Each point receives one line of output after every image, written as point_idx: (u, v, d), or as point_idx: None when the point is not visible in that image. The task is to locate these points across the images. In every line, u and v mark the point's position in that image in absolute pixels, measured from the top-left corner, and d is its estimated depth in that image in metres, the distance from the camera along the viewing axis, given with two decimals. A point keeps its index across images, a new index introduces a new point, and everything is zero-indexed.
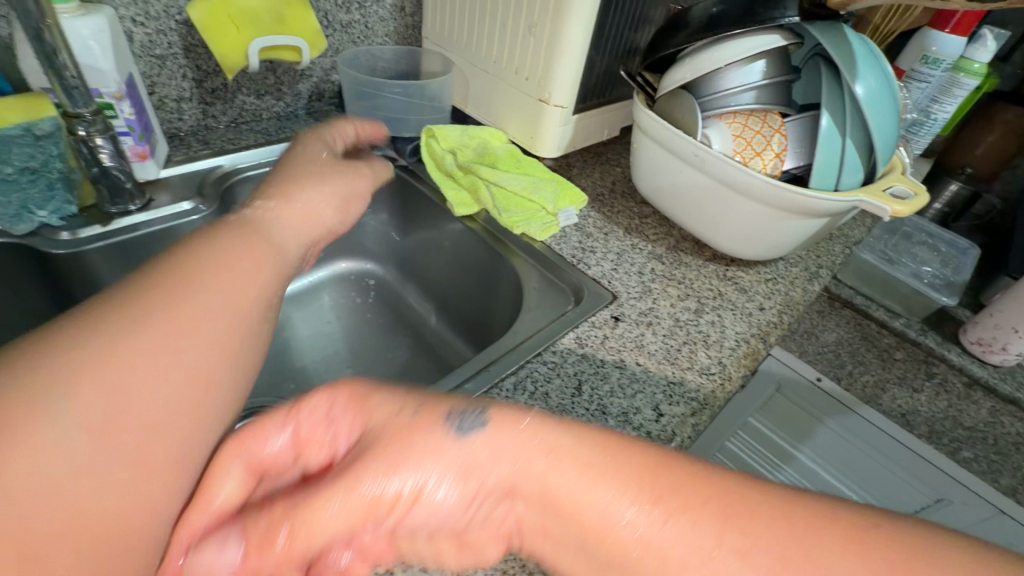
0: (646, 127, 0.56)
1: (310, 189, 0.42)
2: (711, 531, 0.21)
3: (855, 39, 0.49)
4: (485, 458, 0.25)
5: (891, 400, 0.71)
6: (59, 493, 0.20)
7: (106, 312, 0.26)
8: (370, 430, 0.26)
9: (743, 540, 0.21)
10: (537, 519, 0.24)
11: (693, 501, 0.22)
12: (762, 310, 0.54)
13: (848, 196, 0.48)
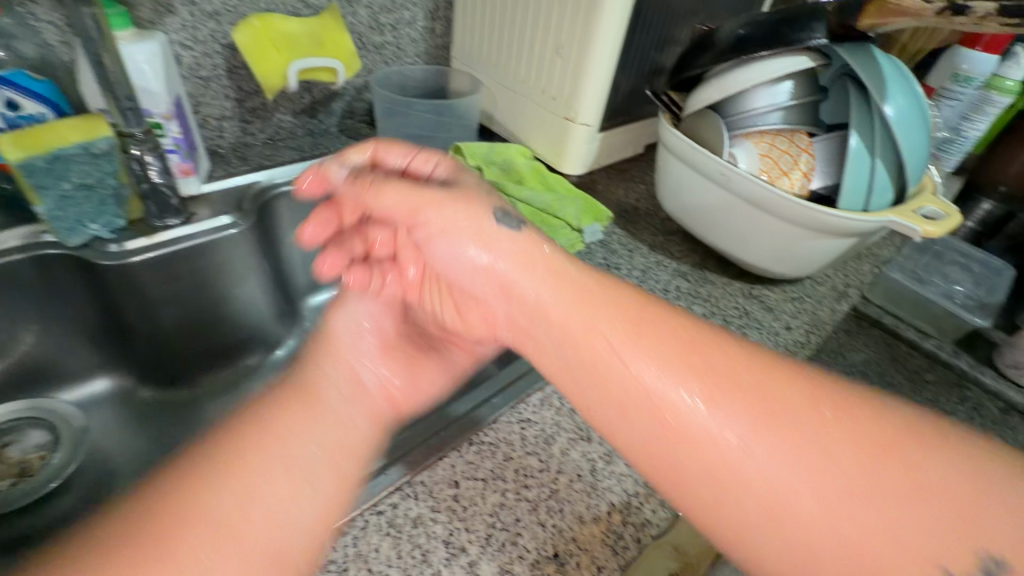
0: (671, 146, 0.57)
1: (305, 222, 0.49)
2: (736, 400, 0.30)
3: (885, 59, 0.49)
4: (517, 273, 0.36)
5: None
6: (250, 530, 0.29)
7: (280, 417, 0.36)
8: (438, 220, 0.38)
9: (758, 408, 0.30)
10: (580, 364, 0.33)
11: (727, 378, 0.31)
12: (788, 329, 0.54)
13: (877, 217, 0.48)
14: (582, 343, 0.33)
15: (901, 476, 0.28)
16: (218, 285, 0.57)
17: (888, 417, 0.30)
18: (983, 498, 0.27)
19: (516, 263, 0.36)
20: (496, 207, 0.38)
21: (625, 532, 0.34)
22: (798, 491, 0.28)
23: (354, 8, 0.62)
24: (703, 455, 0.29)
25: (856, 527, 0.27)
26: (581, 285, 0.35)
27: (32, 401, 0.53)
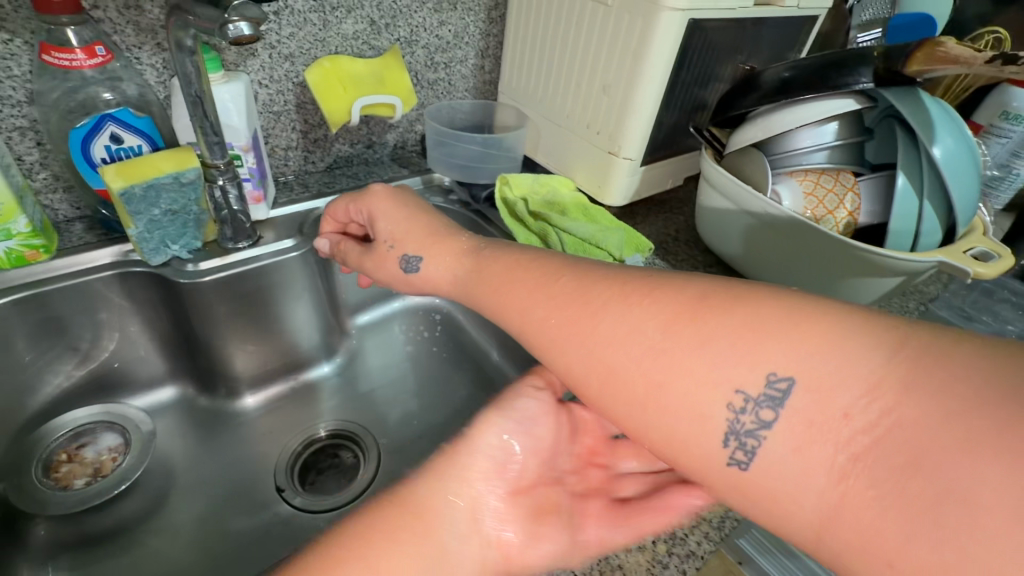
0: (714, 182, 0.58)
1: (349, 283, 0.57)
2: (587, 299, 0.34)
3: (932, 102, 0.50)
4: (435, 268, 0.47)
5: None
6: None
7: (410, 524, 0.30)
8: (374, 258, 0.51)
9: (610, 298, 0.33)
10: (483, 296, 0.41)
11: (578, 283, 0.36)
12: None
13: (927, 256, 0.48)
14: (478, 294, 0.42)
15: (704, 325, 0.29)
16: (277, 303, 0.61)
17: (712, 281, 0.31)
18: (798, 330, 0.27)
19: (446, 263, 0.46)
20: (398, 247, 0.49)
21: (669, 562, 0.35)
22: (615, 349, 0.31)
23: (413, 48, 0.67)
24: (557, 338, 0.34)
25: (659, 368, 0.29)
26: (479, 257, 0.44)
27: (106, 406, 0.56)
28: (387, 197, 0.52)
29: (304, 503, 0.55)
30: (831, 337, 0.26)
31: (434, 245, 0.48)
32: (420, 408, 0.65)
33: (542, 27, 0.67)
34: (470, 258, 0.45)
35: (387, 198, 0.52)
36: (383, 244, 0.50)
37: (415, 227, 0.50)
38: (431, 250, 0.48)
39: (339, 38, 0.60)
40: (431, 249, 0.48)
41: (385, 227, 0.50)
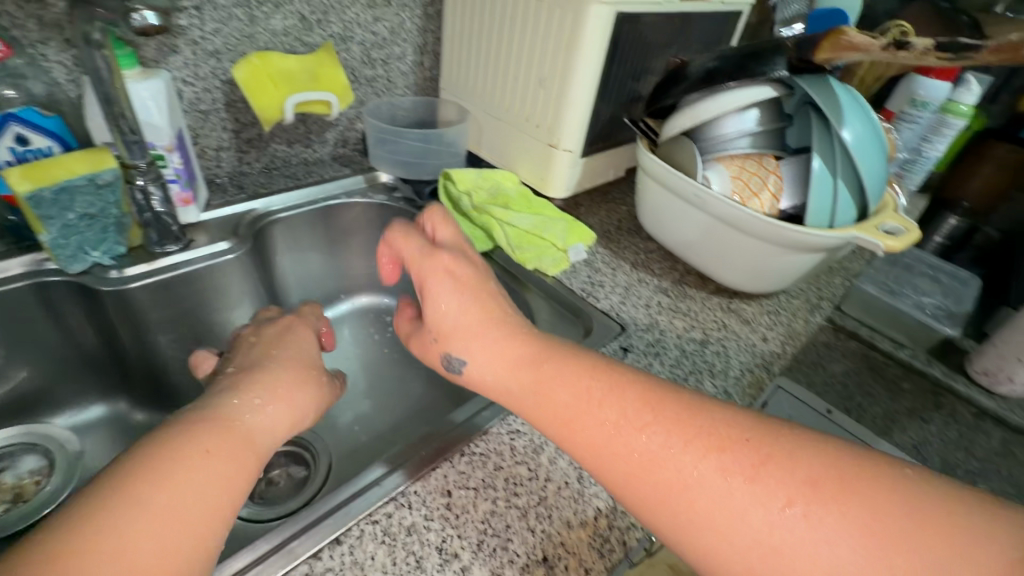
0: (649, 169, 0.61)
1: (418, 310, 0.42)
2: (680, 444, 0.31)
3: (842, 89, 0.53)
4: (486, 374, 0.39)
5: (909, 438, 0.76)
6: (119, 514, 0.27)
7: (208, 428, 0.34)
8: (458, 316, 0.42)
9: (707, 452, 0.30)
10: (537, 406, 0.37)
11: (667, 420, 0.32)
12: (765, 340, 0.56)
13: (842, 232, 0.51)
14: (535, 409, 0.37)
15: (824, 521, 0.26)
16: (214, 308, 0.59)
17: (825, 454, 0.28)
18: (931, 540, 0.24)
19: (499, 368, 0.39)
20: (441, 343, 0.42)
21: (611, 535, 0.35)
22: (721, 531, 0.28)
23: (347, 45, 0.66)
24: (645, 486, 0.31)
25: (772, 564, 0.26)
26: (537, 368, 0.38)
27: (28, 427, 0.52)
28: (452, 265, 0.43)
29: (253, 514, 0.50)
30: (962, 550, 0.24)
31: (483, 343, 0.40)
32: (372, 408, 0.65)
33: (479, 22, 0.67)
34: (528, 369, 0.38)
35: (445, 271, 0.43)
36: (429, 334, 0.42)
37: (465, 322, 0.41)
38: (484, 350, 0.40)
39: (268, 33, 0.59)
40: (476, 348, 0.40)
41: (444, 311, 0.41)
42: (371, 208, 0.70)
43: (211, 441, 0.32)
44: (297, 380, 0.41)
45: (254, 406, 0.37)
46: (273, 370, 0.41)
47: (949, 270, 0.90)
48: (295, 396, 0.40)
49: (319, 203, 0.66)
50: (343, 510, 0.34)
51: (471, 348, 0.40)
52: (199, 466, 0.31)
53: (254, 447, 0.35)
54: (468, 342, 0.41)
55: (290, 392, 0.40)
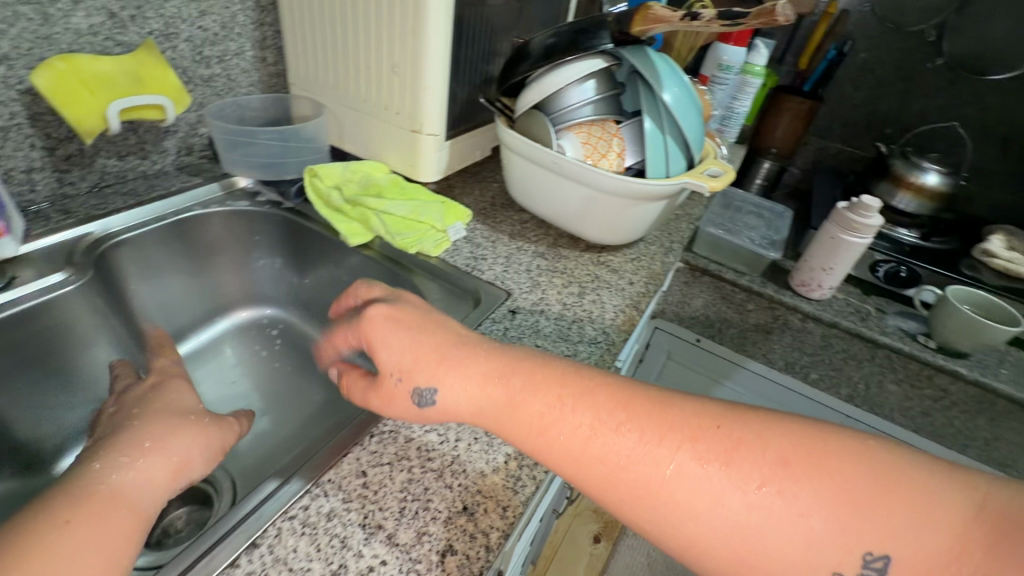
0: (511, 145, 0.65)
1: (378, 338, 0.40)
2: (657, 438, 0.31)
3: (658, 58, 0.61)
4: (452, 402, 0.38)
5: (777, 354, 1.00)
6: None
7: (91, 484, 0.31)
8: (407, 348, 0.39)
9: (681, 441, 0.31)
10: (516, 426, 0.36)
11: (641, 416, 0.33)
12: (631, 284, 0.63)
13: (676, 180, 0.60)
14: (514, 433, 0.36)
15: (796, 496, 0.28)
16: (62, 351, 0.52)
17: (794, 431, 0.30)
18: (886, 497, 0.27)
19: (469, 390, 0.38)
20: (407, 380, 0.38)
21: (522, 474, 0.39)
22: (702, 517, 0.29)
23: (173, 42, 0.61)
24: (626, 483, 0.31)
25: (753, 542, 0.28)
26: (508, 385, 0.37)
27: None
28: (393, 312, 0.41)
29: (147, 563, 0.45)
30: (917, 506, 0.26)
31: (450, 371, 0.38)
32: (273, 423, 0.61)
33: (320, 11, 0.65)
34: (499, 386, 0.37)
35: (386, 320, 0.41)
36: (388, 377, 0.39)
37: (424, 353, 0.39)
38: (451, 378, 0.38)
39: (70, 33, 0.52)
40: (445, 372, 0.38)
41: (393, 352, 0.39)
42: (233, 217, 0.66)
43: (77, 508, 0.29)
44: (174, 429, 0.36)
45: (123, 465, 0.33)
46: (140, 425, 0.36)
47: (769, 206, 1.08)
48: (177, 445, 0.36)
49: (168, 218, 0.61)
50: (256, 514, 0.33)
51: (428, 379, 0.38)
52: (72, 537, 0.28)
53: (132, 502, 0.31)
54: (428, 376, 0.38)
55: (166, 444, 0.35)
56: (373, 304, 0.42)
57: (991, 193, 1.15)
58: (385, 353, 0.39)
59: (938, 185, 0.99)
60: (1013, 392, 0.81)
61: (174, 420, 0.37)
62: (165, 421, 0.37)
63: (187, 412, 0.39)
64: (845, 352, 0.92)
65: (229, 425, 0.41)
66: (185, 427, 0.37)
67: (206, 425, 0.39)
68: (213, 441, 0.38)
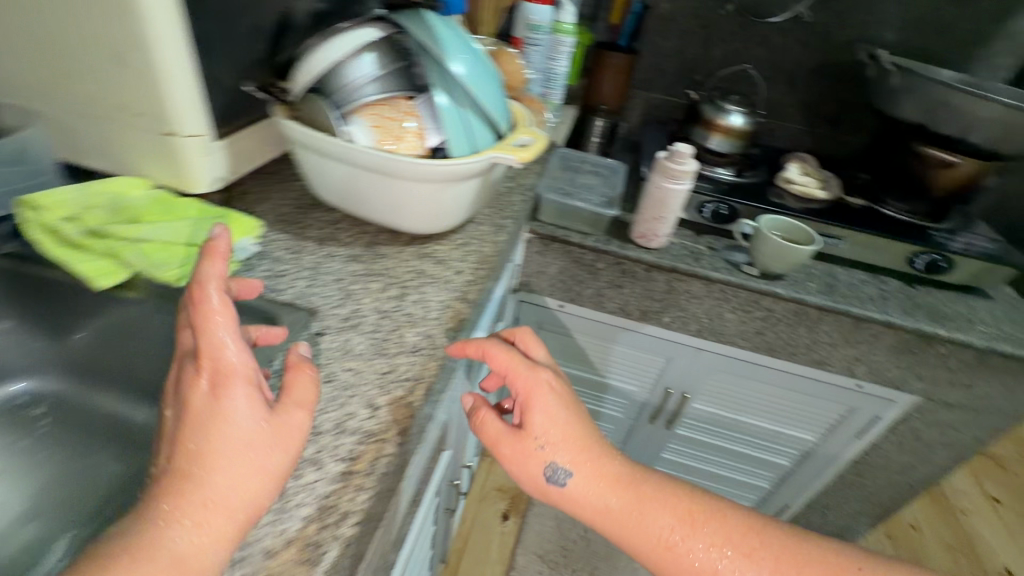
0: (296, 138, 0.56)
1: (537, 404, 0.52)
2: (740, 548, 0.50)
3: (442, 25, 0.56)
4: (578, 482, 0.50)
5: (632, 305, 1.04)
6: None
7: (143, 546, 0.28)
8: (560, 424, 0.51)
9: (757, 555, 0.50)
10: (632, 524, 0.50)
11: (729, 535, 0.50)
12: (459, 273, 0.58)
13: (483, 155, 0.55)
14: (626, 536, 0.50)
15: None
16: None
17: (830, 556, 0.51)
18: None
19: (595, 485, 0.51)
20: (548, 451, 0.50)
21: (322, 537, 0.33)
22: None
23: None
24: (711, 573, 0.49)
25: None
26: (629, 491, 0.51)
27: None
28: (554, 387, 0.54)
29: None
30: None
31: (582, 459, 0.51)
32: (42, 529, 0.49)
33: None
34: (620, 488, 0.51)
35: (551, 393, 0.53)
36: (534, 439, 0.51)
37: (568, 433, 0.51)
38: (582, 467, 0.51)
39: None
40: (578, 463, 0.51)
41: (544, 423, 0.51)
42: None
43: None
44: (241, 461, 0.32)
45: (175, 524, 0.29)
46: (193, 462, 0.31)
47: (603, 163, 1.10)
48: (240, 482, 0.32)
49: None
50: None
51: (567, 458, 0.50)
52: None
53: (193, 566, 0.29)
54: (567, 457, 0.50)
55: (227, 483, 0.31)
56: (545, 371, 0.55)
57: (786, 125, 1.28)
58: (541, 419, 0.51)
59: (742, 125, 1.08)
60: (819, 301, 0.92)
61: (235, 443, 0.33)
62: (229, 442, 0.32)
63: (255, 425, 0.34)
64: (688, 291, 0.98)
65: (298, 418, 0.36)
66: (246, 453, 0.32)
67: (268, 444, 0.33)
68: (278, 461, 0.33)
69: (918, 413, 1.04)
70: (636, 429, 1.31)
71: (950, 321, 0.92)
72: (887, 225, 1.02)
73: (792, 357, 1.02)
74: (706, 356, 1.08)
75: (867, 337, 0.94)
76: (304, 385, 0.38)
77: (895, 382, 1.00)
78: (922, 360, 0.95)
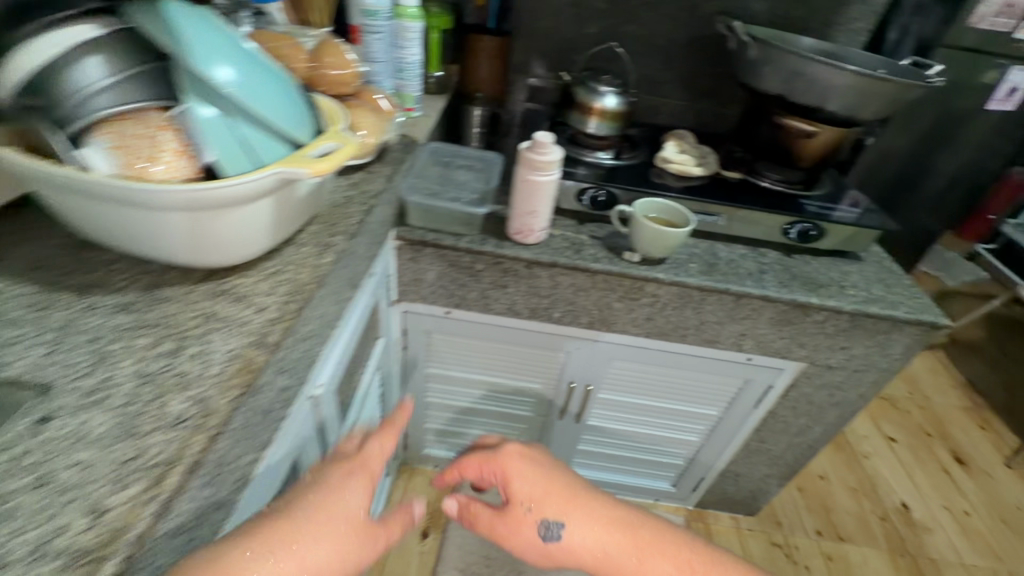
0: (19, 173, 0.45)
1: (519, 476, 0.59)
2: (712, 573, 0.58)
3: (194, 19, 0.45)
4: (574, 537, 0.55)
5: (519, 304, 0.98)
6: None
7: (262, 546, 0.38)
8: (544, 482, 0.59)
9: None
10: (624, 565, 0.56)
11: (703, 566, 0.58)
12: (261, 310, 0.50)
13: (263, 172, 0.46)
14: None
15: None
16: None
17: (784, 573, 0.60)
18: None
19: (590, 535, 0.56)
20: (536, 511, 0.57)
21: None
22: None
23: None
24: None
25: None
26: (621, 535, 0.57)
27: None
28: (529, 457, 0.62)
29: None
30: None
31: (573, 511, 0.57)
32: None
33: None
34: (612, 533, 0.56)
35: (527, 465, 0.61)
36: (522, 505, 0.57)
37: (553, 491, 0.58)
38: (574, 519, 0.56)
39: None
40: (571, 516, 0.56)
41: (529, 488, 0.58)
42: None
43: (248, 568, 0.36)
44: (336, 533, 0.41)
45: (285, 549, 0.38)
46: (305, 512, 0.41)
47: (478, 155, 1.03)
48: (321, 551, 0.40)
49: None
50: None
51: (562, 515, 0.56)
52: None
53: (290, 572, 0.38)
54: (561, 512, 0.56)
55: (312, 544, 0.40)
56: (524, 447, 0.64)
57: (668, 101, 1.27)
58: (529, 485, 0.59)
59: (616, 106, 1.05)
60: (700, 282, 0.90)
61: (339, 514, 0.42)
62: (336, 513, 0.42)
63: (357, 512, 0.44)
64: (573, 285, 0.94)
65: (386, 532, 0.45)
66: (342, 531, 0.42)
67: (362, 535, 0.43)
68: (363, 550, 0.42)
69: (805, 378, 1.06)
70: (548, 426, 1.27)
71: (822, 289, 0.94)
72: (762, 197, 1.02)
73: (684, 338, 1.01)
74: (601, 347, 1.05)
75: (749, 312, 0.94)
76: (403, 516, 0.48)
77: (781, 351, 1.01)
78: (802, 329, 0.97)
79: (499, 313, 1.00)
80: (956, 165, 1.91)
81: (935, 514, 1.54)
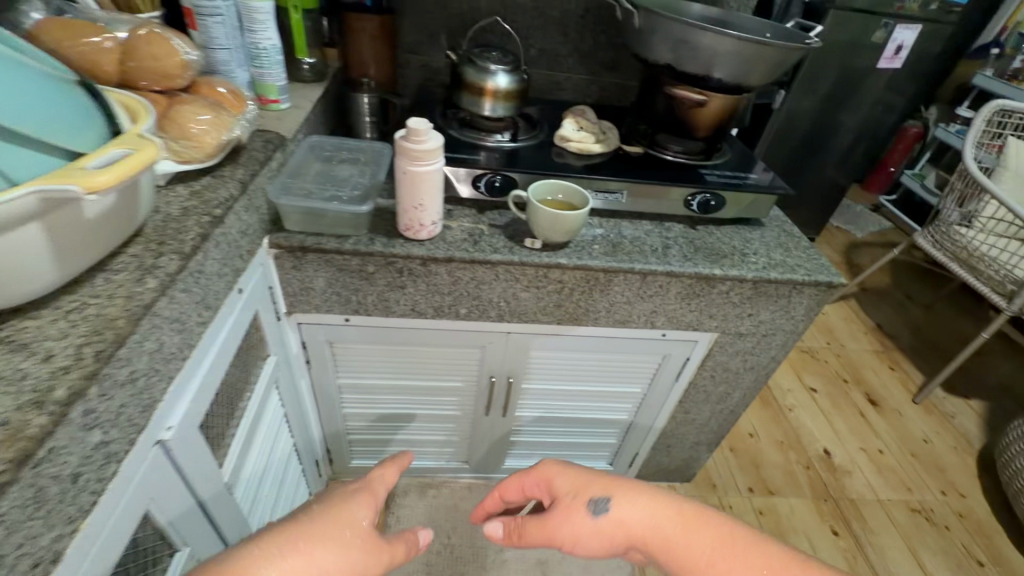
0: None
1: (561, 470, 0.58)
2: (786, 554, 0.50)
3: None
4: (623, 513, 0.53)
5: (422, 304, 0.92)
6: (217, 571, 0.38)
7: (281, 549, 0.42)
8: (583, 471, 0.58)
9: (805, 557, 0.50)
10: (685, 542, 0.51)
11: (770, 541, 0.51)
12: (48, 360, 0.43)
13: (11, 194, 0.37)
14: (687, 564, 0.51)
15: None
16: None
17: None
18: None
19: (641, 511, 0.53)
20: (582, 496, 0.55)
21: None
22: None
23: None
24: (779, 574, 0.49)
25: None
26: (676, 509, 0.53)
27: None
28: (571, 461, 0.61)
29: None
30: None
31: (620, 489, 0.55)
32: None
33: None
34: (664, 506, 0.53)
35: (567, 465, 0.59)
36: (567, 495, 0.56)
37: (594, 475, 0.57)
38: (622, 495, 0.54)
39: None
40: (618, 494, 0.54)
41: (571, 478, 0.57)
42: None
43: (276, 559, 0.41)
44: (342, 538, 0.45)
45: (302, 550, 0.43)
46: (315, 523, 0.45)
47: (366, 146, 0.95)
48: (332, 558, 0.44)
49: None
50: None
51: (609, 495, 0.54)
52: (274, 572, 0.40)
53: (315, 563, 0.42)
54: (607, 492, 0.55)
55: (322, 548, 0.44)
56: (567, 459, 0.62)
57: (570, 75, 1.23)
58: (574, 476, 0.57)
59: (509, 85, 0.99)
60: (604, 264, 0.87)
61: (345, 525, 0.46)
62: (344, 525, 0.46)
63: (366, 527, 0.47)
64: (474, 278, 0.89)
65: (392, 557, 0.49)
66: (357, 546, 0.46)
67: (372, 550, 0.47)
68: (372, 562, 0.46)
69: (719, 348, 1.07)
70: (478, 422, 1.23)
71: (725, 259, 0.94)
72: (660, 169, 1.01)
73: (597, 321, 0.99)
74: (516, 339, 1.01)
75: (656, 289, 0.93)
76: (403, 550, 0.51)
77: (692, 324, 1.01)
78: (708, 301, 0.96)
79: (404, 314, 0.94)
80: (858, 122, 1.98)
81: (854, 457, 1.63)
